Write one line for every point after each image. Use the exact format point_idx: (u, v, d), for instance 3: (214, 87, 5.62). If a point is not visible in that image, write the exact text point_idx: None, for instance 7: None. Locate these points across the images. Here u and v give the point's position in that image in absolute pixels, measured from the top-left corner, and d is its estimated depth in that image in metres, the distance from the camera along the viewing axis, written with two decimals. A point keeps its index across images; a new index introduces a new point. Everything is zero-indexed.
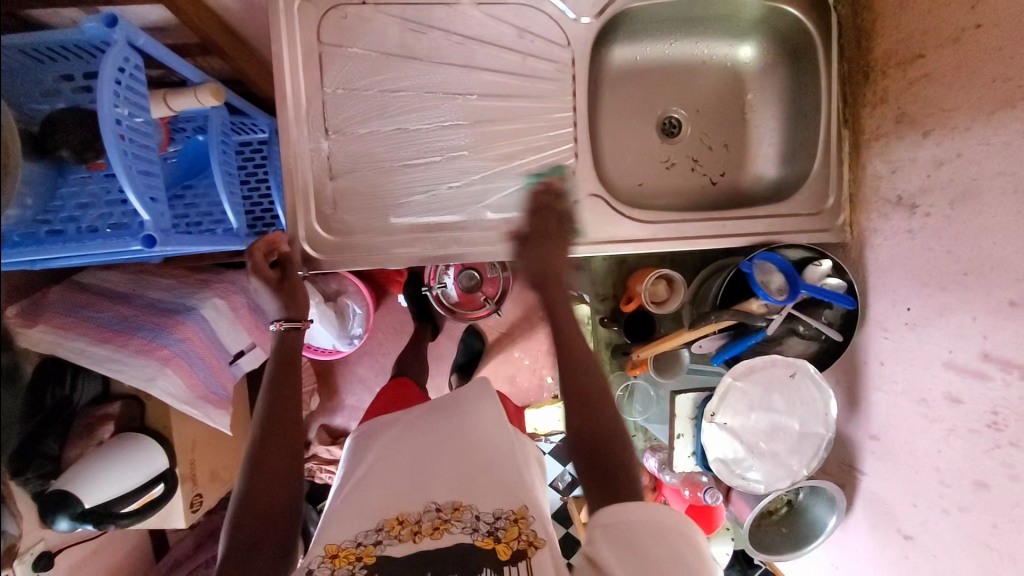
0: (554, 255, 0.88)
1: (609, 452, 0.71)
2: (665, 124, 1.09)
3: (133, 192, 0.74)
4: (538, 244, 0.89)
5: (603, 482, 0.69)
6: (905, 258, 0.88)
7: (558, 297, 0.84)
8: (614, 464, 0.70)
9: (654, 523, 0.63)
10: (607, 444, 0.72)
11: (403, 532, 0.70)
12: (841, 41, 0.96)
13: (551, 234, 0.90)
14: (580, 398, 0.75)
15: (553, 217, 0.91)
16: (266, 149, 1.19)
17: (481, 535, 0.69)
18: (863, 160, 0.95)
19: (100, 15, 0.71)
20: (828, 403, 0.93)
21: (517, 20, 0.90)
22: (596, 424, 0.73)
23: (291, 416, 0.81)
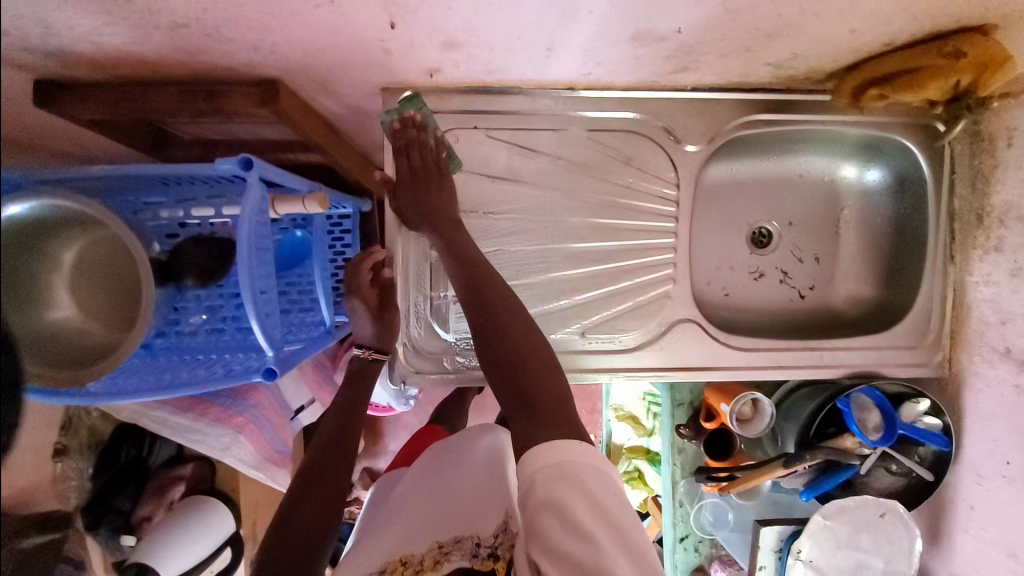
0: (435, 192, 0.83)
1: (532, 383, 0.67)
2: (756, 235, 1.07)
3: (259, 323, 0.74)
4: (413, 188, 0.83)
5: (529, 411, 0.64)
6: (1009, 412, 0.86)
7: (457, 229, 0.82)
8: (535, 399, 0.65)
9: (561, 465, 0.57)
10: (527, 372, 0.68)
11: (406, 571, 0.68)
12: (952, 176, 0.94)
13: (431, 173, 0.83)
14: (506, 329, 0.72)
15: (426, 150, 0.83)
16: (348, 222, 1.16)
17: (480, 560, 0.65)
18: (968, 301, 0.94)
19: (237, 157, 0.71)
20: (914, 540, 0.93)
21: (623, 146, 0.90)
22: (511, 351, 0.70)
23: (342, 449, 0.82)
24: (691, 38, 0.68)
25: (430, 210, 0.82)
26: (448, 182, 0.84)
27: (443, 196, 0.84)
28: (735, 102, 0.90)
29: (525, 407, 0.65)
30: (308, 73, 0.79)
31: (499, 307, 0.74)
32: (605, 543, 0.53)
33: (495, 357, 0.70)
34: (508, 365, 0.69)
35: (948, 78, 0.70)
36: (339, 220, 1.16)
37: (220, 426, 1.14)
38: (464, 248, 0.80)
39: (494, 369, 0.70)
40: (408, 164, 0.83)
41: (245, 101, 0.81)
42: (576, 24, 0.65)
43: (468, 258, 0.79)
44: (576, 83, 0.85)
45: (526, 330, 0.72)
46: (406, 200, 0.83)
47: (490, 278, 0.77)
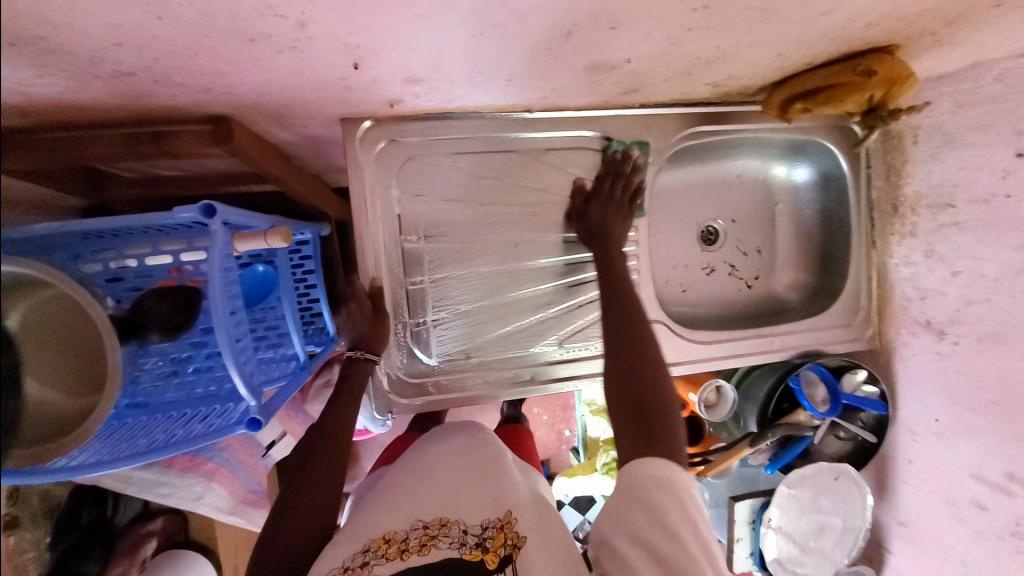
0: (618, 218, 0.92)
1: (640, 389, 0.70)
2: (706, 233, 1.14)
3: (239, 374, 0.71)
4: (599, 206, 0.93)
5: (644, 425, 0.67)
6: (933, 376, 0.99)
7: (612, 256, 0.88)
8: (656, 416, 0.68)
9: (663, 479, 0.61)
10: (637, 377, 0.72)
11: (390, 550, 0.65)
12: (869, 170, 1.06)
13: (613, 204, 0.93)
14: (641, 347, 0.75)
15: (629, 184, 0.95)
16: (308, 249, 1.10)
17: (468, 549, 0.66)
18: (891, 280, 1.06)
19: (198, 205, 0.69)
20: (865, 495, 1.03)
21: (581, 164, 0.95)
22: (638, 368, 0.73)
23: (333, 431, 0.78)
24: (642, 65, 0.72)
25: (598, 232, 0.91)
26: (612, 213, 0.93)
27: (623, 221, 0.92)
28: (679, 115, 0.97)
29: (634, 410, 0.69)
30: (263, 110, 0.77)
31: (635, 325, 0.78)
32: (694, 548, 0.56)
33: (622, 371, 0.73)
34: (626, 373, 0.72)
35: (864, 92, 0.78)
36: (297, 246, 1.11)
37: (188, 475, 1.12)
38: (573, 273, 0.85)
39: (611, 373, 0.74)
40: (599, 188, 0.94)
41: (194, 141, 0.78)
42: (536, 59, 0.67)
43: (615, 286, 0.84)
44: (533, 106, 0.88)
45: (652, 350, 0.76)
46: (592, 217, 0.92)
47: (628, 302, 0.81)
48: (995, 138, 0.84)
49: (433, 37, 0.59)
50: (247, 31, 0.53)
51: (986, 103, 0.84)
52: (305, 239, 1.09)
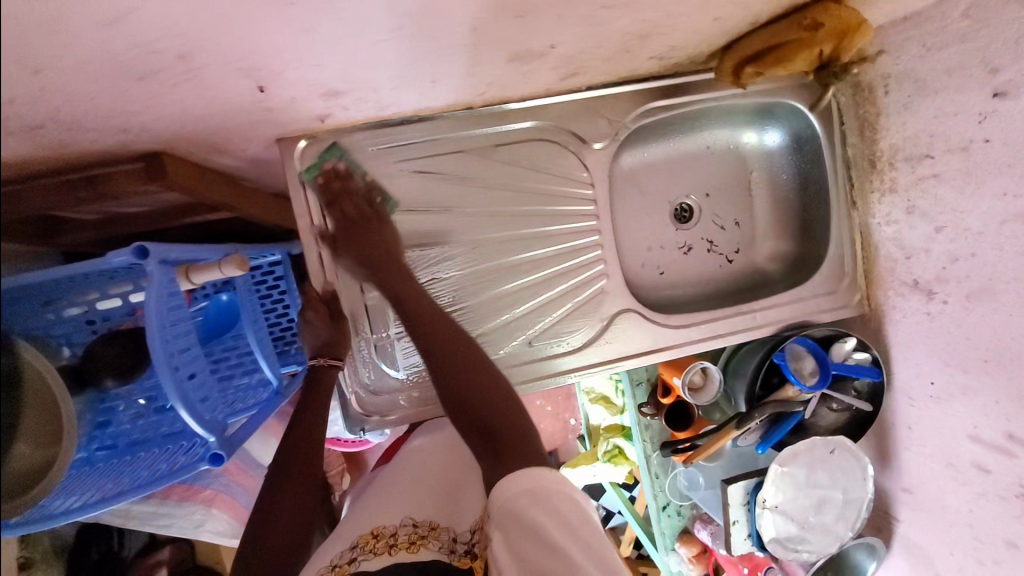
0: (367, 236, 0.82)
1: (490, 419, 0.67)
2: (678, 211, 1.09)
3: (191, 414, 0.72)
4: (346, 233, 0.82)
5: (495, 449, 0.64)
6: (925, 338, 0.94)
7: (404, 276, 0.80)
8: (501, 431, 0.66)
9: (534, 489, 0.58)
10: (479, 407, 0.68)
11: (378, 545, 0.63)
12: (842, 127, 1.00)
13: (367, 217, 0.83)
14: (461, 362, 0.72)
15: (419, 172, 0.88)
16: (280, 270, 1.08)
17: (456, 555, 0.62)
18: (875, 241, 1.00)
19: (130, 248, 0.68)
20: (866, 466, 1.00)
21: (532, 156, 0.91)
22: (461, 392, 0.70)
23: (307, 452, 0.81)
24: (569, 50, 0.68)
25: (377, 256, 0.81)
26: (386, 226, 0.83)
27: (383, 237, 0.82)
28: (631, 92, 0.92)
29: (493, 448, 0.64)
30: (193, 140, 0.75)
31: (457, 352, 0.73)
32: (582, 561, 0.54)
33: (452, 399, 0.70)
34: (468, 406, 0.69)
35: (813, 49, 0.74)
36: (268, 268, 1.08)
37: (188, 504, 1.11)
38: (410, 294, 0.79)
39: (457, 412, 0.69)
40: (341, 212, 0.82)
41: (130, 181, 0.76)
42: (453, 56, 0.63)
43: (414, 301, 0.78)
44: (473, 102, 0.85)
45: (479, 358, 0.73)
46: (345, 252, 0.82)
47: (448, 329, 0.76)
48: (967, 80, 0.78)
49: (335, 49, 0.56)
50: (133, 70, 0.50)
51: (956, 43, 0.78)
52: (274, 260, 1.07)
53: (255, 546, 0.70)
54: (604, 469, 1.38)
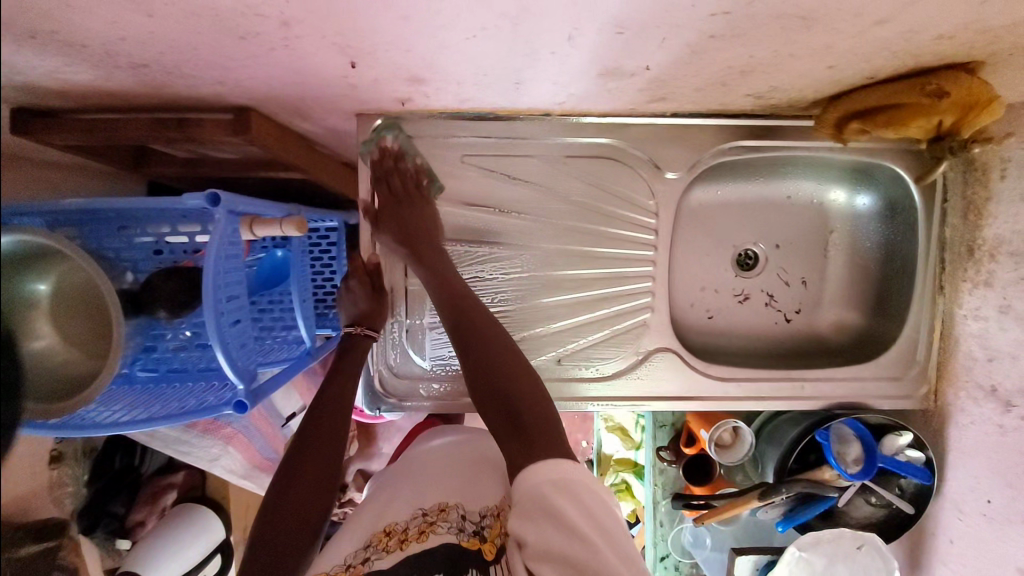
0: (418, 216, 0.84)
1: (520, 406, 0.65)
2: (742, 257, 1.03)
3: (227, 359, 0.74)
4: (394, 210, 0.84)
5: (523, 436, 0.63)
6: (992, 451, 0.85)
7: (440, 257, 0.81)
8: (528, 414, 0.65)
9: (561, 480, 0.57)
10: (510, 399, 0.66)
11: (390, 542, 0.67)
12: (945, 205, 0.91)
13: (409, 197, 0.84)
14: (500, 367, 0.70)
15: (406, 174, 0.85)
16: (334, 236, 1.12)
17: (466, 535, 0.67)
18: (956, 333, 0.91)
19: (204, 194, 0.72)
20: (892, 575, 0.91)
21: (601, 175, 0.89)
22: (507, 379, 0.68)
23: (332, 420, 0.80)
24: (662, 74, 0.65)
25: (417, 235, 0.82)
26: (428, 206, 0.85)
27: (428, 217, 0.84)
28: (718, 127, 0.88)
29: (516, 427, 0.64)
30: (280, 102, 0.78)
31: (488, 352, 0.71)
32: (606, 554, 0.52)
33: (487, 396, 0.68)
34: (499, 400, 0.67)
35: (930, 118, 0.67)
36: (324, 234, 1.12)
37: (209, 437, 1.16)
38: (441, 277, 0.80)
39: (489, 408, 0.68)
40: (387, 186, 0.85)
41: (216, 130, 0.79)
42: (539, 62, 0.62)
43: (455, 309, 0.77)
44: (552, 110, 0.83)
45: (503, 345, 0.72)
46: (389, 225, 0.83)
47: (477, 312, 0.76)
48: None
49: (427, 38, 0.56)
50: (232, 27, 0.52)
51: None
52: (331, 226, 1.11)
53: (271, 512, 0.71)
54: None
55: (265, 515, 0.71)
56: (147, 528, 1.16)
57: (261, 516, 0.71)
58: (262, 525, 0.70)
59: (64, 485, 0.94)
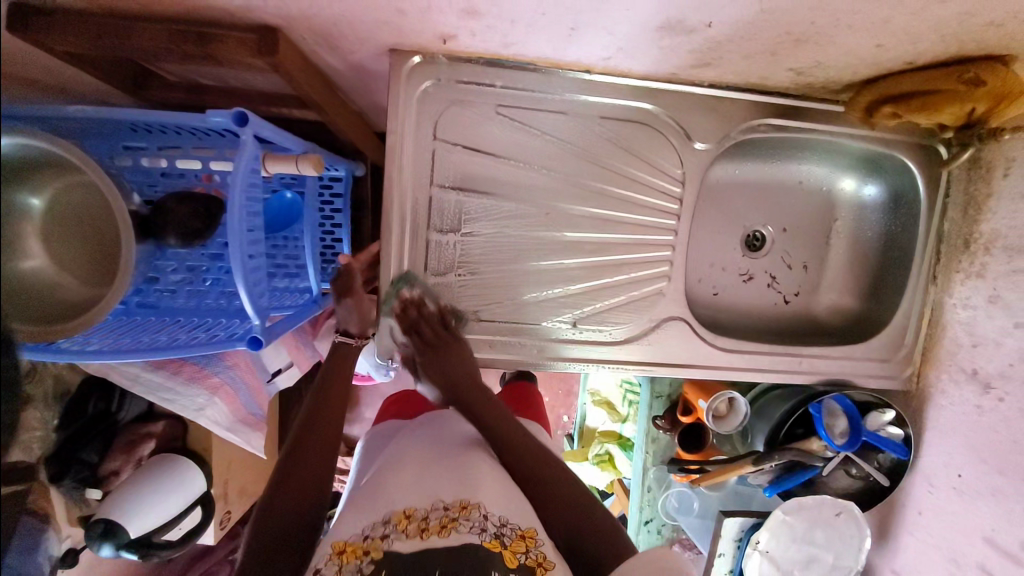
0: (457, 354, 0.84)
1: (571, 530, 0.65)
2: (750, 238, 1.06)
3: (246, 291, 0.72)
4: (429, 355, 0.84)
5: (578, 555, 0.64)
6: (967, 430, 0.91)
7: (482, 389, 0.81)
8: (579, 526, 0.66)
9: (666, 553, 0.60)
10: (563, 519, 0.66)
11: (410, 527, 0.59)
12: (946, 200, 0.96)
13: (443, 341, 0.85)
14: (544, 479, 0.70)
15: (434, 320, 0.86)
16: (338, 186, 1.07)
17: (488, 537, 0.59)
18: (944, 321, 0.97)
19: (231, 112, 0.68)
20: (864, 539, 0.99)
21: (632, 138, 0.89)
22: (565, 497, 0.68)
23: (331, 427, 0.76)
24: (722, 34, 0.65)
25: (454, 381, 0.81)
26: (461, 346, 0.85)
27: (463, 357, 0.84)
28: (750, 101, 0.89)
29: (569, 546, 0.65)
30: (313, 27, 0.73)
31: (536, 467, 0.72)
32: None
33: (540, 498, 0.69)
34: (553, 519, 0.67)
35: (963, 104, 0.72)
36: (329, 183, 1.07)
37: (194, 386, 1.00)
38: (485, 405, 0.79)
39: (542, 512, 0.68)
40: (419, 337, 0.85)
41: (240, 49, 0.73)
42: (606, 7, 0.61)
43: (501, 425, 0.76)
44: (592, 66, 0.82)
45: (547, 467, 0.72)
46: (429, 369, 0.83)
47: (516, 431, 0.76)
48: None
49: None
50: None
51: None
52: (336, 175, 1.06)
53: (280, 483, 0.67)
54: (591, 472, 1.32)
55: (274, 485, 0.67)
56: (121, 480, 1.03)
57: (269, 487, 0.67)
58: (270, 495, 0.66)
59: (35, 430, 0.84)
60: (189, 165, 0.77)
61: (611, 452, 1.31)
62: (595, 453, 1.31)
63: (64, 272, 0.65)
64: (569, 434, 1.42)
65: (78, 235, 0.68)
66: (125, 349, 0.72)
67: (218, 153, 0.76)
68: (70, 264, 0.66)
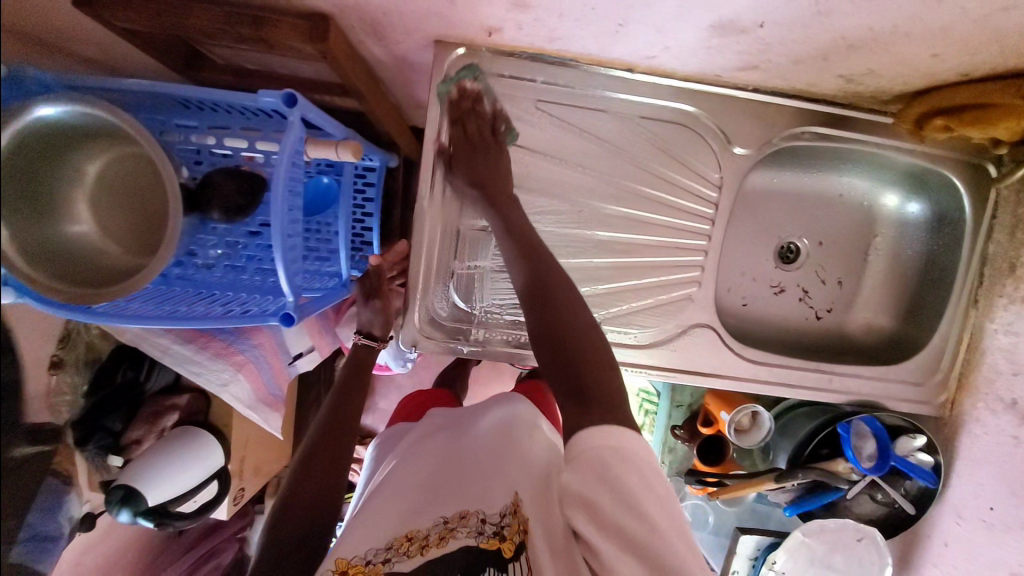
0: (493, 159, 0.79)
1: (578, 358, 0.58)
2: (784, 250, 1.04)
3: (283, 269, 0.73)
4: (465, 152, 0.80)
5: (576, 389, 0.57)
6: (1003, 461, 0.88)
7: (510, 203, 0.76)
8: (584, 358, 0.58)
9: (618, 448, 0.53)
10: (568, 346, 0.59)
11: (412, 548, 0.59)
12: (992, 221, 0.93)
13: (484, 143, 0.80)
14: (559, 303, 0.63)
15: (482, 121, 0.82)
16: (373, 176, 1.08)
17: (486, 538, 0.60)
18: (983, 346, 0.94)
19: (282, 92, 0.69)
20: (885, 567, 0.94)
21: (670, 138, 0.88)
22: (572, 329, 0.61)
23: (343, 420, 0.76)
24: (772, 35, 0.64)
25: (487, 179, 0.77)
26: (501, 153, 0.80)
27: (497, 161, 0.79)
28: (793, 109, 0.88)
29: (570, 384, 0.58)
30: (363, 15, 0.74)
31: (554, 291, 0.64)
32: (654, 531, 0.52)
33: (545, 330, 0.62)
34: (560, 348, 0.60)
35: (1022, 120, 0.69)
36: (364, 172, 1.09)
37: (219, 361, 1.01)
38: (509, 221, 0.73)
39: (546, 340, 0.61)
40: (463, 128, 0.81)
41: (291, 33, 0.74)
42: (654, 3, 0.61)
43: (520, 250, 0.70)
44: (635, 65, 0.82)
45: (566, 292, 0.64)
46: (461, 168, 0.79)
47: (538, 257, 0.69)
48: None
49: None
50: None
51: None
52: (371, 165, 1.07)
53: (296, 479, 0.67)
54: None
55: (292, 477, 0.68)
56: (143, 449, 1.05)
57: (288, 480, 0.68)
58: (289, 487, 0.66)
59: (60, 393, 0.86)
60: (236, 144, 0.79)
61: None
62: None
63: (110, 240, 0.66)
64: None
65: (123, 199, 0.67)
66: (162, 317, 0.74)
67: (264, 134, 0.78)
68: (116, 232, 0.67)
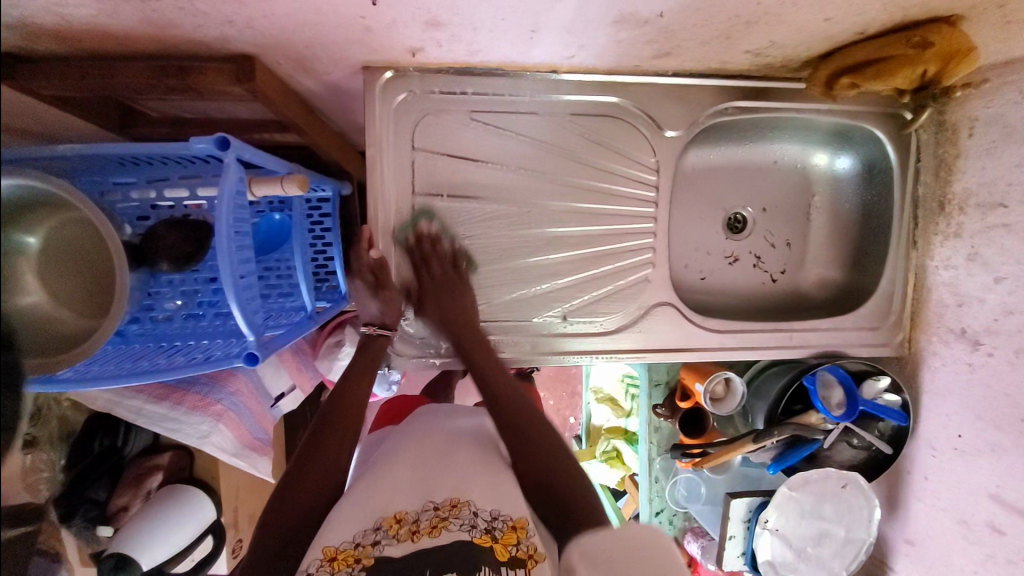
0: (459, 299, 0.88)
1: (556, 475, 0.69)
2: (732, 221, 1.08)
3: (240, 309, 0.73)
4: (435, 293, 0.87)
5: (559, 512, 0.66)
6: (962, 389, 0.92)
7: (483, 348, 0.85)
8: (561, 482, 0.69)
9: (620, 538, 0.60)
10: (550, 464, 0.70)
11: (401, 530, 0.60)
12: (916, 164, 0.98)
13: (450, 280, 0.88)
14: (541, 445, 0.72)
15: (443, 257, 0.89)
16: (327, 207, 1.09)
17: (479, 533, 0.60)
18: (928, 284, 0.99)
19: (213, 137, 0.70)
20: (873, 509, 0.99)
21: (602, 131, 0.91)
22: (548, 453, 0.71)
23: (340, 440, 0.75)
24: (674, 22, 0.68)
25: (458, 320, 0.86)
26: (467, 289, 0.89)
27: (466, 304, 0.88)
28: (714, 88, 0.92)
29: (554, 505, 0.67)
30: (286, 51, 0.75)
31: (531, 431, 0.74)
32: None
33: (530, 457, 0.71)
34: (546, 482, 0.69)
35: (915, 67, 0.75)
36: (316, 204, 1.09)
37: (196, 414, 0.99)
38: (489, 367, 0.83)
39: (529, 464, 0.71)
40: (426, 274, 0.88)
41: (219, 78, 0.75)
42: (559, 6, 0.64)
43: (497, 381, 0.81)
44: (558, 66, 0.85)
45: (542, 428, 0.75)
46: (432, 311, 0.87)
47: (514, 403, 0.78)
48: None
49: None
50: None
51: None
52: (324, 196, 1.08)
53: (279, 498, 0.67)
54: (598, 470, 1.32)
55: (280, 490, 0.69)
56: (131, 514, 1.04)
57: (276, 494, 0.69)
58: (276, 503, 0.67)
59: (40, 471, 0.81)
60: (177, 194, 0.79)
61: (618, 448, 1.31)
62: (602, 450, 1.31)
63: (63, 308, 0.65)
64: (574, 435, 1.43)
65: (80, 265, 0.69)
66: (122, 375, 0.74)
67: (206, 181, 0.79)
68: (68, 298, 0.66)
